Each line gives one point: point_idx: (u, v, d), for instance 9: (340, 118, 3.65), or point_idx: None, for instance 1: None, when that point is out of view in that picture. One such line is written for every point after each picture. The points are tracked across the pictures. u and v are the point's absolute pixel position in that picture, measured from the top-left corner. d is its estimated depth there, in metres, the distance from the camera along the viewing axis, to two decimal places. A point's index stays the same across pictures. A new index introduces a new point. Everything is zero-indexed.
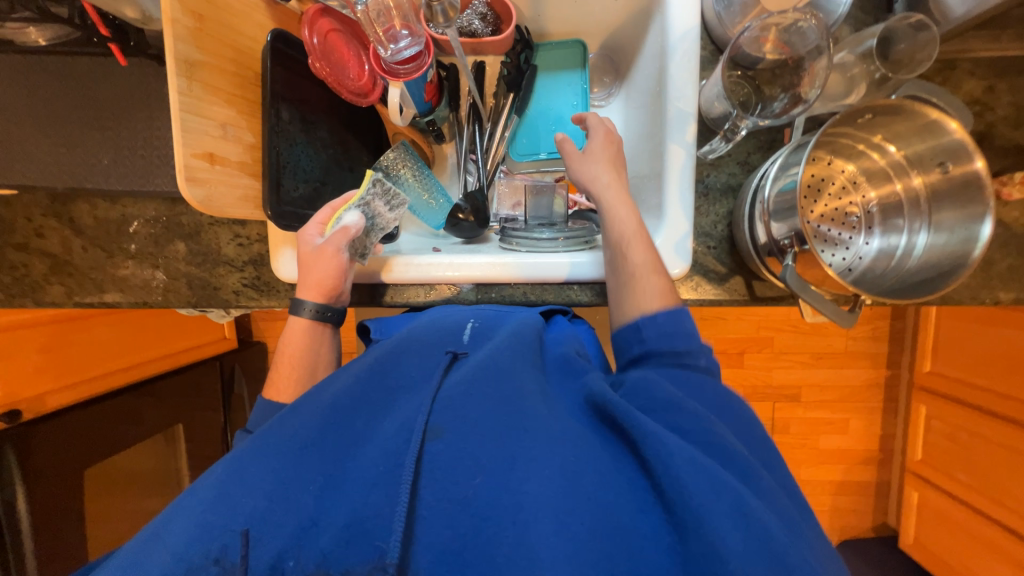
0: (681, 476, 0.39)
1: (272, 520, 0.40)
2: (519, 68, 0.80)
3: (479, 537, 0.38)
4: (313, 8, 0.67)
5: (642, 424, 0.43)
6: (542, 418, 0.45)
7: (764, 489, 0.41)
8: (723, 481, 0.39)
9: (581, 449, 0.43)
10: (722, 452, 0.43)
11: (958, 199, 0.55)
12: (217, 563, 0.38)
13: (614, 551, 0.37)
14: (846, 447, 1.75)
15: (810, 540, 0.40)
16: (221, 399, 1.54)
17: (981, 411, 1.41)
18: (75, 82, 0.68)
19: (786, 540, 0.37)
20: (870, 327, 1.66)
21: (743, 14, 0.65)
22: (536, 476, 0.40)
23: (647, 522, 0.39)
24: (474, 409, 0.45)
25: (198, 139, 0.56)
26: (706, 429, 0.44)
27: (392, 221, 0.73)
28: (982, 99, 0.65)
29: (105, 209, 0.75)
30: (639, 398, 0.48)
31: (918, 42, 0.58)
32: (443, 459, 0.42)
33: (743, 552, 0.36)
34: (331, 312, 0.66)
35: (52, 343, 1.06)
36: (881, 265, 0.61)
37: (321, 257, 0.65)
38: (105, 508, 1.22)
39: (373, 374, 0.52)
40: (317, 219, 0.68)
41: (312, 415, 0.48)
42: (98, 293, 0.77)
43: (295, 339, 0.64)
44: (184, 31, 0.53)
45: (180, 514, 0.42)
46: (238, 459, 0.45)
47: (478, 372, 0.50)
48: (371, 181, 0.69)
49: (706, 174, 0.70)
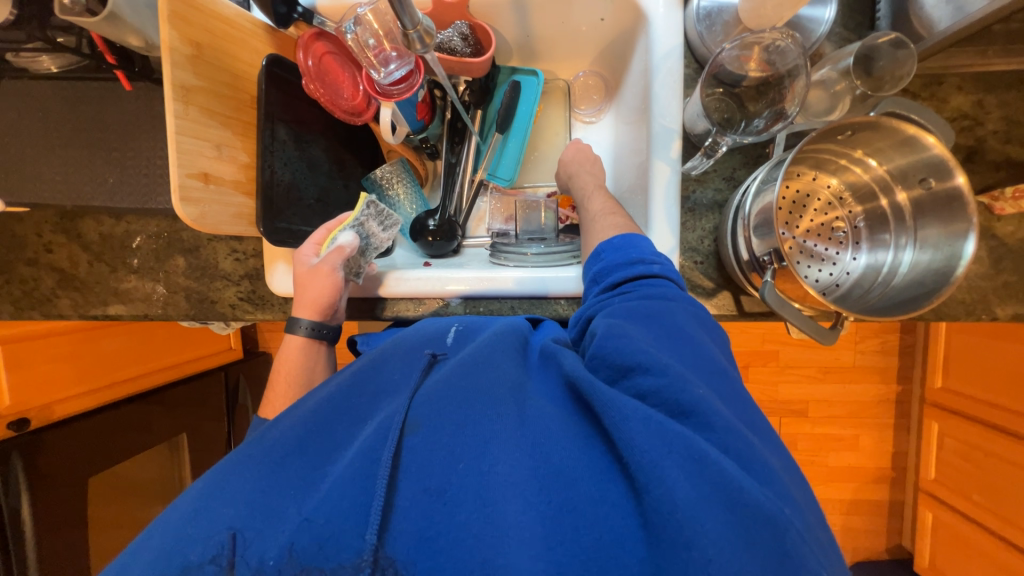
0: (633, 437, 0.40)
1: (256, 522, 0.40)
2: (484, 86, 0.81)
3: (455, 520, 0.39)
4: (308, 32, 0.70)
5: (598, 395, 0.44)
6: (512, 403, 0.47)
7: (724, 432, 0.41)
8: (673, 433, 0.40)
9: (549, 428, 0.44)
10: (678, 404, 0.43)
11: (942, 211, 0.54)
12: (213, 562, 0.38)
13: (582, 524, 0.38)
14: (856, 465, 1.70)
15: (780, 484, 0.40)
16: (225, 410, 1.57)
17: (997, 429, 1.36)
18: (84, 105, 0.72)
19: (743, 481, 0.37)
20: (878, 341, 1.62)
21: (725, 34, 0.66)
22: (504, 459, 0.42)
23: (612, 490, 0.40)
24: (445, 403, 0.47)
25: (193, 160, 0.58)
26: (683, 387, 0.43)
27: (385, 240, 0.77)
28: (971, 113, 0.65)
29: (110, 226, 0.78)
30: (602, 372, 0.49)
31: (896, 59, 0.58)
32: (417, 449, 0.43)
33: (695, 500, 0.36)
34: (326, 329, 0.70)
35: (62, 353, 1.10)
36: (869, 280, 0.60)
37: (316, 276, 0.68)
38: (108, 516, 1.23)
39: (355, 381, 0.55)
40: (313, 240, 0.71)
41: (297, 423, 0.49)
42: (101, 306, 0.80)
43: (290, 357, 0.68)
44: (182, 59, 0.56)
45: (164, 527, 0.43)
46: (223, 469, 0.46)
47: (454, 370, 0.52)
48: (365, 203, 0.73)
49: (692, 190, 0.70)
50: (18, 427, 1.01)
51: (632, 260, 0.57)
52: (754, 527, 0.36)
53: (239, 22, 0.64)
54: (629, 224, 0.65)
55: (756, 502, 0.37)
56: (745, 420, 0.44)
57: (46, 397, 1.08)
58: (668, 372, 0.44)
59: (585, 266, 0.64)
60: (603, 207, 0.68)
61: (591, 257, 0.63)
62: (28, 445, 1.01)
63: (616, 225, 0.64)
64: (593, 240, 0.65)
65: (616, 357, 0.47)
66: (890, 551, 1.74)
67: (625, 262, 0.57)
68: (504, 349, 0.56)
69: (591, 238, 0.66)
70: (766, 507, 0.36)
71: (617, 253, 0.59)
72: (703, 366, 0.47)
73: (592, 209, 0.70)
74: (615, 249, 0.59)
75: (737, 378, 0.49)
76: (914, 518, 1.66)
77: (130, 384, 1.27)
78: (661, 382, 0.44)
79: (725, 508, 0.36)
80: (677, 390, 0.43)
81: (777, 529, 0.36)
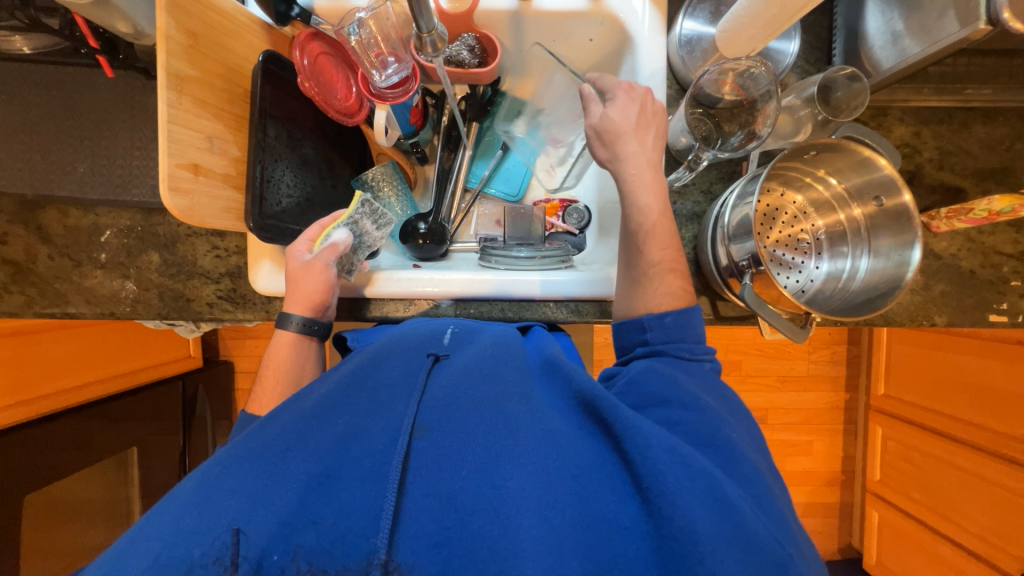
0: (658, 465, 0.42)
1: (256, 517, 0.40)
2: (477, 99, 0.84)
3: (468, 528, 0.40)
4: (304, 33, 0.71)
5: (622, 418, 0.46)
6: (523, 415, 0.48)
7: (743, 474, 0.45)
8: (696, 466, 0.43)
9: (562, 444, 0.46)
10: (703, 435, 0.47)
11: (891, 224, 0.61)
12: (217, 563, 0.37)
13: (596, 543, 0.39)
14: (810, 469, 1.81)
15: (785, 525, 0.43)
16: (182, 422, 1.47)
17: (931, 431, 1.49)
18: (55, 91, 0.68)
19: (758, 526, 0.40)
20: (828, 351, 1.75)
21: (704, 59, 0.72)
22: (519, 471, 0.43)
23: (626, 512, 0.41)
24: (457, 412, 0.48)
25: (183, 150, 0.56)
26: (710, 427, 0.47)
27: (379, 239, 0.77)
28: (910, 142, 0.74)
29: (76, 218, 0.74)
30: (632, 398, 0.53)
31: (852, 90, 0.66)
32: (429, 455, 0.44)
33: (716, 535, 0.38)
34: (317, 325, 0.68)
35: (2, 358, 1.00)
36: (830, 287, 0.66)
37: (310, 272, 0.67)
38: (40, 541, 1.11)
39: (355, 381, 0.54)
40: (306, 236, 0.70)
41: (296, 420, 0.49)
42: (60, 303, 0.74)
43: (280, 353, 0.66)
44: (177, 48, 0.55)
45: (167, 516, 0.41)
46: (219, 466, 0.45)
47: (466, 376, 0.53)
48: (360, 201, 0.73)
49: (673, 201, 0.75)
50: None
51: (681, 355, 0.58)
52: (768, 566, 0.38)
53: (236, 16, 0.63)
54: (686, 288, 0.62)
55: (771, 546, 0.39)
56: (763, 464, 0.49)
57: None
58: (702, 411, 0.49)
59: (621, 329, 0.62)
60: (664, 256, 0.62)
61: (629, 324, 0.62)
62: None
63: (673, 291, 0.61)
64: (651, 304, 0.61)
65: (653, 390, 0.52)
66: (841, 550, 1.85)
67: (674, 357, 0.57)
68: (514, 364, 0.58)
69: (643, 301, 0.61)
70: (775, 551, 0.39)
71: (664, 335, 0.59)
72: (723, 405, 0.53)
73: (651, 259, 0.62)
74: (666, 332, 0.59)
75: (755, 423, 0.54)
76: (862, 518, 1.78)
77: (78, 393, 1.17)
78: (693, 415, 0.48)
79: (741, 546, 0.38)
80: (705, 423, 0.48)
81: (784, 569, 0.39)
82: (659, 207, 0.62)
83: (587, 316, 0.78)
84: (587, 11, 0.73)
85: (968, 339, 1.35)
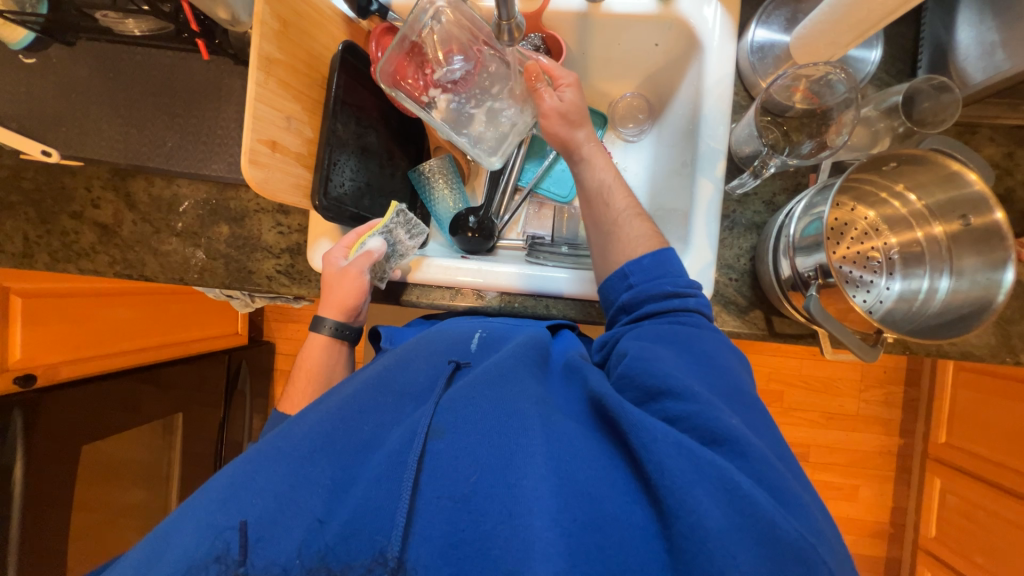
0: (664, 461, 0.41)
1: (282, 518, 0.42)
2: None
3: (481, 529, 0.40)
4: (380, 28, 0.75)
5: (627, 413, 0.45)
6: (538, 418, 0.46)
7: (756, 463, 0.42)
8: (702, 459, 0.41)
9: (576, 446, 0.45)
10: (710, 430, 0.44)
11: (979, 245, 0.57)
12: (217, 560, 0.40)
13: (607, 544, 0.39)
14: (855, 516, 1.68)
15: (810, 517, 0.41)
16: (224, 395, 1.54)
17: (999, 488, 1.35)
18: (156, 73, 0.76)
19: (777, 517, 0.38)
20: (882, 391, 1.63)
21: (776, 66, 0.71)
22: (532, 473, 0.42)
23: (638, 513, 0.41)
24: (471, 413, 0.47)
25: (265, 127, 0.60)
26: (712, 415, 0.45)
27: (412, 249, 0.76)
28: (1001, 164, 0.69)
29: (160, 188, 0.80)
30: (629, 394, 0.51)
31: (940, 103, 0.62)
32: (444, 457, 0.44)
33: (726, 529, 0.37)
34: (348, 330, 0.73)
35: (76, 314, 1.10)
36: (903, 308, 0.63)
37: (344, 277, 0.70)
38: (91, 496, 1.16)
39: (381, 381, 0.54)
40: (344, 243, 0.74)
41: (323, 417, 0.50)
42: (138, 265, 0.80)
43: (312, 355, 0.72)
44: (270, 33, 0.59)
45: (194, 510, 0.44)
46: (247, 462, 0.46)
47: (479, 378, 0.51)
48: (394, 212, 0.75)
49: (732, 210, 0.73)
50: (24, 383, 0.99)
51: (666, 291, 0.58)
52: (786, 559, 0.37)
53: (323, 8, 0.68)
54: (655, 230, 0.65)
55: (790, 538, 0.38)
56: (773, 450, 0.47)
57: (56, 357, 1.06)
58: (699, 400, 0.46)
59: (607, 285, 0.63)
60: (623, 203, 0.66)
61: (613, 277, 0.63)
62: (32, 402, 0.98)
63: (643, 235, 0.64)
64: (623, 252, 0.63)
65: (646, 380, 0.49)
66: None
67: (658, 294, 0.58)
68: (529, 363, 0.55)
69: (619, 250, 0.64)
70: (794, 540, 0.38)
71: (645, 277, 0.60)
72: (721, 384, 0.50)
73: (618, 209, 0.66)
74: (645, 273, 0.60)
75: (762, 407, 0.51)
76: None
77: (137, 355, 1.26)
78: (691, 409, 0.45)
79: (755, 539, 0.37)
80: (706, 416, 0.45)
81: (806, 564, 0.37)
82: (606, 167, 0.69)
83: None
84: (656, 15, 0.73)
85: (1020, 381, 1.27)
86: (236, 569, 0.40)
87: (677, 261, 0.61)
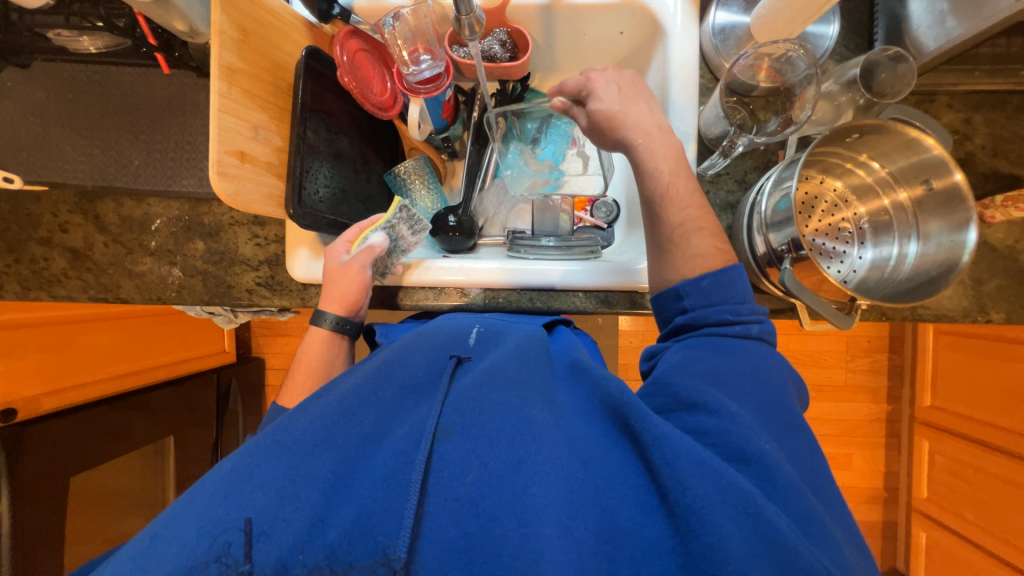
0: (686, 480, 0.41)
1: (284, 513, 0.41)
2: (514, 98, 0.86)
3: (491, 534, 0.40)
4: (343, 30, 0.73)
5: (650, 426, 0.45)
6: (549, 424, 0.47)
7: (787, 490, 0.42)
8: (727, 480, 0.41)
9: (590, 457, 0.45)
10: (740, 448, 0.44)
11: (942, 208, 0.59)
12: (217, 561, 0.38)
13: (619, 556, 0.39)
14: (850, 484, 1.73)
15: (836, 551, 0.41)
16: (215, 415, 1.51)
17: (984, 445, 1.39)
18: (116, 90, 0.74)
19: (800, 546, 0.38)
20: (867, 360, 1.67)
21: (738, 47, 0.72)
22: (541, 480, 0.43)
23: (652, 528, 0.41)
24: (479, 413, 0.48)
25: (232, 138, 0.59)
26: (743, 435, 0.44)
27: (414, 244, 0.77)
28: (961, 129, 0.71)
29: (130, 208, 0.78)
30: (659, 399, 0.51)
31: (897, 73, 0.64)
32: (451, 457, 0.44)
33: (747, 554, 0.37)
34: (350, 325, 0.71)
35: (53, 344, 1.08)
36: (875, 276, 0.64)
37: (346, 273, 0.70)
38: (85, 528, 1.14)
39: (380, 373, 0.56)
40: (345, 238, 0.73)
41: (325, 413, 0.50)
42: (113, 288, 0.79)
43: (312, 348, 0.71)
44: (229, 42, 0.58)
45: (195, 501, 0.43)
46: (251, 454, 0.47)
47: (486, 378, 0.53)
48: (398, 206, 0.74)
49: (706, 191, 0.74)
50: (4, 418, 0.97)
51: (725, 318, 0.56)
52: None
53: (283, 15, 0.67)
54: (720, 246, 0.60)
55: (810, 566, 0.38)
56: (808, 481, 0.46)
57: (37, 389, 1.04)
58: (733, 419, 0.46)
59: (659, 300, 0.62)
60: (683, 216, 0.61)
61: (667, 293, 0.61)
62: (13, 436, 0.95)
63: (708, 244, 0.59)
64: (686, 269, 0.60)
65: (680, 392, 0.49)
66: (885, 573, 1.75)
67: (715, 320, 0.56)
68: (537, 367, 0.57)
69: (677, 266, 0.60)
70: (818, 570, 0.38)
71: (704, 300, 0.57)
72: (760, 400, 0.49)
73: (677, 219, 0.61)
74: (705, 297, 0.57)
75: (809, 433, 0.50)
76: (908, 539, 1.68)
77: (122, 381, 1.24)
78: (723, 425, 0.45)
79: (775, 565, 0.38)
80: (737, 434, 0.44)
81: None
82: (668, 172, 0.62)
83: (617, 306, 0.77)
84: (618, 3, 0.73)
85: (996, 341, 1.31)
86: (236, 568, 0.38)
87: (735, 279, 0.58)
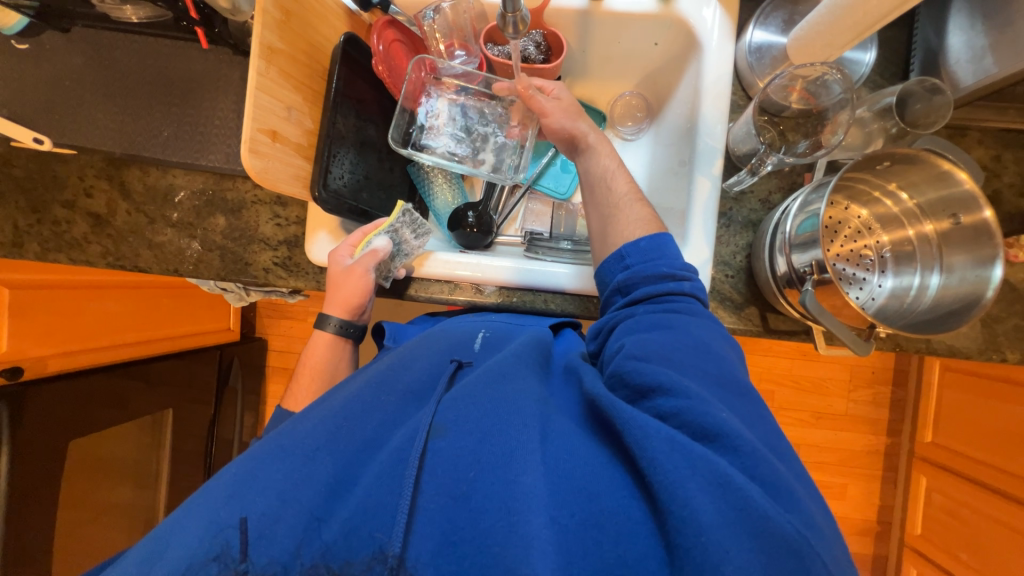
0: (657, 456, 0.41)
1: (283, 519, 0.41)
2: None
3: (479, 526, 0.40)
4: (382, 20, 0.75)
5: (621, 413, 0.45)
6: (533, 417, 0.47)
7: (748, 455, 0.42)
8: (695, 453, 0.41)
9: (571, 448, 0.45)
10: (701, 427, 0.43)
11: (967, 243, 0.59)
12: (217, 559, 0.40)
13: (604, 539, 0.39)
14: (843, 514, 1.71)
15: (805, 512, 0.41)
16: (215, 392, 1.52)
17: (983, 486, 1.37)
18: (153, 61, 0.75)
19: (770, 511, 0.38)
20: (870, 392, 1.66)
21: (773, 67, 0.72)
22: (531, 470, 0.42)
23: (636, 508, 0.41)
24: (470, 410, 0.48)
25: (266, 116, 0.60)
26: (707, 411, 0.44)
27: (417, 248, 0.76)
28: (989, 166, 0.70)
29: (155, 177, 0.79)
30: (620, 391, 0.50)
31: (933, 105, 0.64)
32: (444, 454, 0.44)
33: (719, 523, 0.37)
34: (353, 328, 0.74)
35: (64, 307, 1.08)
36: (895, 305, 0.64)
37: (350, 276, 0.71)
38: (77, 494, 1.13)
39: (382, 379, 0.54)
40: (349, 242, 0.73)
41: (326, 417, 0.49)
42: (132, 255, 0.79)
43: (317, 352, 0.73)
44: (271, 22, 0.59)
45: (199, 505, 0.44)
46: (250, 458, 0.46)
47: (480, 377, 0.52)
48: (400, 212, 0.74)
49: (729, 207, 0.74)
50: (11, 375, 0.97)
51: (662, 272, 0.58)
52: (779, 555, 0.37)
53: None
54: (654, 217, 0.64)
55: (779, 528, 0.38)
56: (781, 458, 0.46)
57: (44, 349, 1.04)
58: (692, 396, 0.45)
59: (603, 266, 0.63)
60: (626, 190, 0.65)
61: (610, 259, 0.62)
62: (18, 395, 0.96)
63: (642, 220, 0.63)
64: (621, 233, 0.63)
65: (637, 380, 0.49)
66: None
67: (655, 275, 0.57)
68: (530, 362, 0.55)
69: (617, 233, 0.63)
70: (790, 537, 0.38)
71: (642, 258, 0.59)
72: (711, 370, 0.50)
73: (619, 192, 0.65)
74: (643, 255, 0.59)
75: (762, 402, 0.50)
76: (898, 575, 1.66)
77: (127, 350, 1.24)
78: (682, 405, 0.45)
79: (748, 533, 0.37)
80: (700, 412, 0.44)
81: (797, 557, 0.37)
82: (609, 154, 0.68)
83: None
84: (656, 14, 0.73)
85: (1004, 382, 1.30)
86: (236, 567, 0.39)
87: (674, 244, 0.60)
